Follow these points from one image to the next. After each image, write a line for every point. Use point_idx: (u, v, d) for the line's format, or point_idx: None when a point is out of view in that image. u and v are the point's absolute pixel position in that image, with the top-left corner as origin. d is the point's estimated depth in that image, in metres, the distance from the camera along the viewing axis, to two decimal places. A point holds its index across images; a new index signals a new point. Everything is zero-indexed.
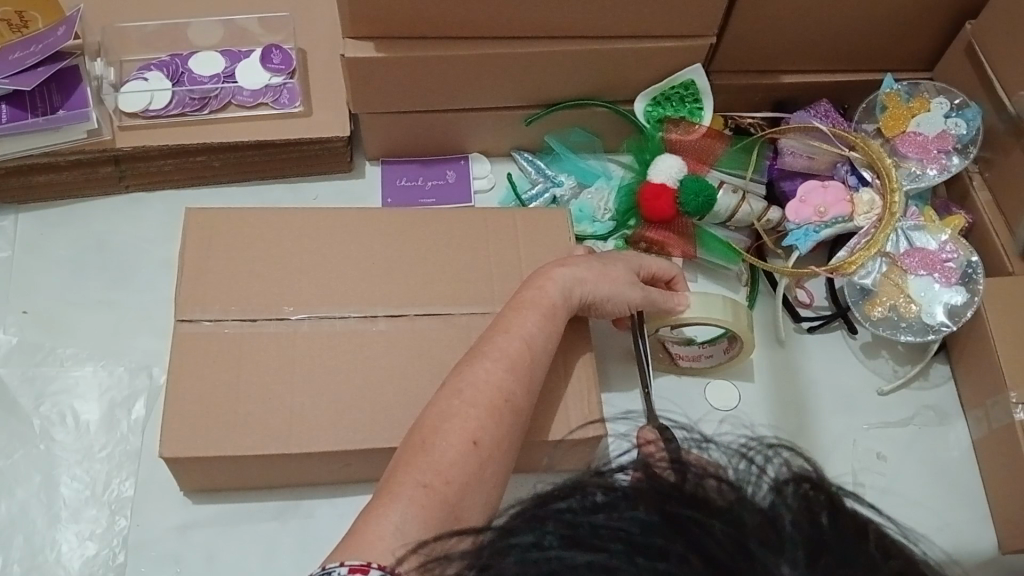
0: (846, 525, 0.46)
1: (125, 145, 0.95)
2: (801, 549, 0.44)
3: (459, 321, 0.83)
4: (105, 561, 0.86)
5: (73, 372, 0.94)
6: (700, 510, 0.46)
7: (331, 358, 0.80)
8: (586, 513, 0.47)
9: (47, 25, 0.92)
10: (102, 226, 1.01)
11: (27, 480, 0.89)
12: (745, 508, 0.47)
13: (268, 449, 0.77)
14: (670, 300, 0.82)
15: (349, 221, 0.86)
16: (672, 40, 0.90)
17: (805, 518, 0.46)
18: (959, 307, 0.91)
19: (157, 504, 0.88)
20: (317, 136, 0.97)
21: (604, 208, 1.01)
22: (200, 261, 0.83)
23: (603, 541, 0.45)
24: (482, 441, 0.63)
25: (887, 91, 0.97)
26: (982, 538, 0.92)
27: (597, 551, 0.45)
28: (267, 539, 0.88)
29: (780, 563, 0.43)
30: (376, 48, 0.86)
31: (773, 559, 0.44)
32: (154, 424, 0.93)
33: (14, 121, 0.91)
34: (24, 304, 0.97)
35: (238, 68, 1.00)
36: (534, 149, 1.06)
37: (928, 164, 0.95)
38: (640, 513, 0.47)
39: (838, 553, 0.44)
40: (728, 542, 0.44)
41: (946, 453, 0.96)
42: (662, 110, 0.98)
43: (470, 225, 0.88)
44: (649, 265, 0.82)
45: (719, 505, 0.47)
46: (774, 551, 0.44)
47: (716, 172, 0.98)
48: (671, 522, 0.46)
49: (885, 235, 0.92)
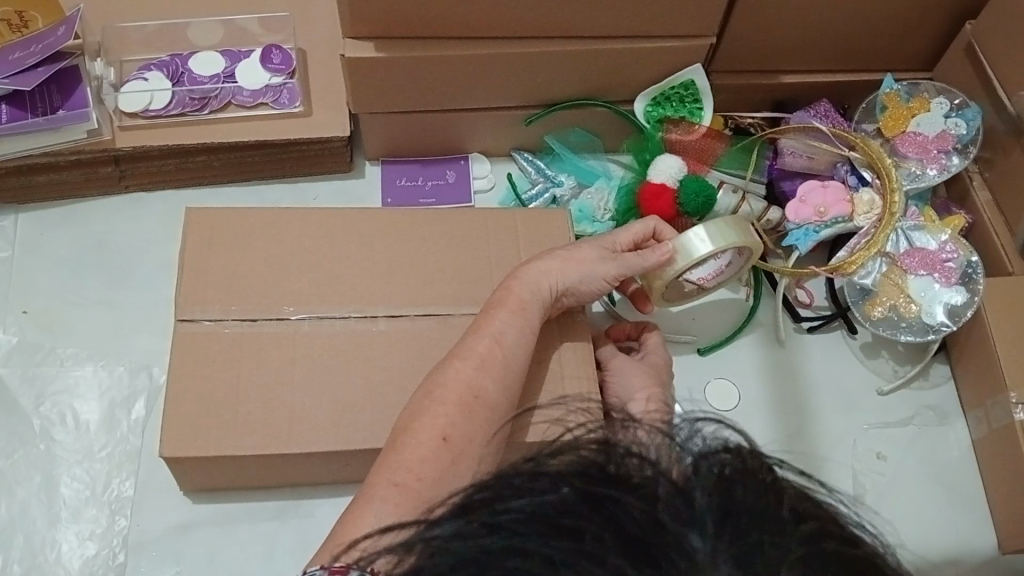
0: (763, 491, 0.47)
1: (125, 145, 0.95)
2: (713, 521, 0.44)
3: (459, 322, 0.83)
4: (105, 561, 0.86)
5: (73, 372, 0.94)
6: (616, 487, 0.47)
7: (331, 358, 0.80)
8: (508, 498, 0.48)
9: (47, 25, 0.92)
10: (102, 226, 1.01)
11: (27, 481, 0.89)
12: (662, 479, 0.47)
13: (267, 449, 0.77)
14: (655, 254, 0.79)
15: (348, 220, 0.86)
16: (672, 41, 0.90)
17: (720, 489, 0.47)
18: (959, 307, 0.91)
19: (157, 504, 0.89)
20: (317, 137, 0.97)
21: (604, 208, 1.00)
22: (200, 262, 0.83)
23: (518, 525, 0.46)
24: (451, 437, 0.63)
25: (887, 91, 0.97)
26: (983, 537, 0.92)
27: (510, 535, 0.46)
28: (268, 538, 0.88)
29: (692, 533, 0.44)
30: (376, 48, 0.86)
31: (685, 529, 0.44)
32: (155, 424, 0.93)
33: (14, 121, 0.91)
34: (24, 304, 0.97)
35: (238, 68, 1.00)
36: (534, 149, 1.06)
37: (928, 164, 0.95)
38: (555, 496, 0.47)
39: (753, 520, 0.45)
40: (643, 516, 0.45)
41: (946, 453, 0.96)
42: (663, 110, 0.98)
43: (469, 225, 0.88)
44: (624, 237, 0.80)
45: (634, 480, 0.47)
46: (687, 521, 0.44)
47: (716, 172, 0.99)
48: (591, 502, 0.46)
49: (886, 236, 0.92)
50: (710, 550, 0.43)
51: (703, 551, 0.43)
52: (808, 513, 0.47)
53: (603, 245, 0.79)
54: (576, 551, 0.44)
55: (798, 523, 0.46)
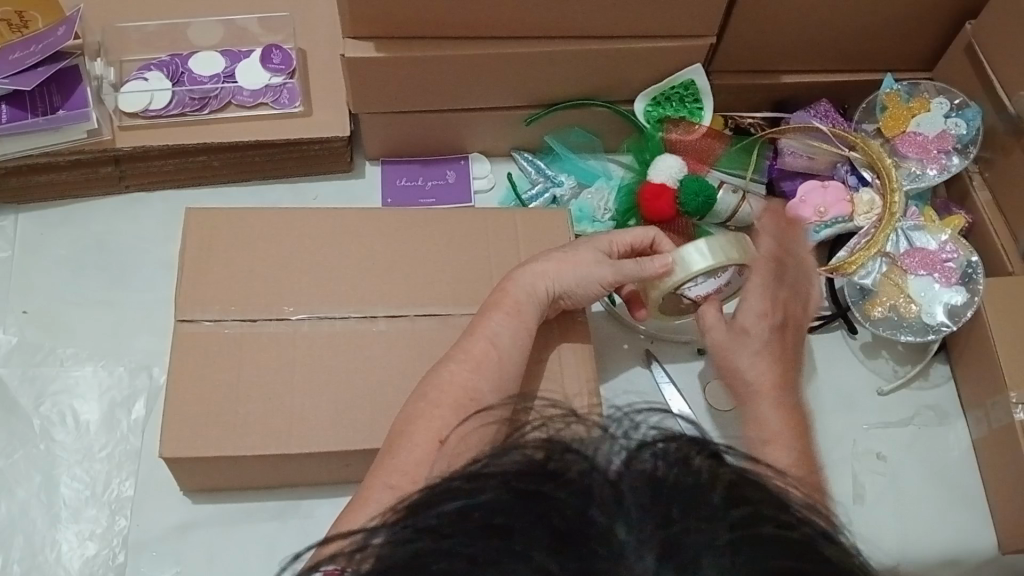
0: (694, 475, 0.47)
1: (125, 145, 0.95)
2: (639, 504, 0.45)
3: (459, 322, 0.83)
4: (105, 561, 0.86)
5: (73, 372, 0.94)
6: (548, 479, 0.48)
7: (331, 358, 0.80)
8: (449, 500, 0.49)
9: (47, 25, 0.92)
10: (102, 226, 1.01)
11: (27, 481, 0.89)
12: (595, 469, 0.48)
13: (267, 449, 0.77)
14: (653, 264, 0.77)
15: (348, 220, 0.86)
16: (672, 41, 0.90)
17: (649, 474, 0.47)
18: (959, 307, 0.91)
19: (157, 504, 0.89)
20: (318, 137, 0.97)
21: (604, 208, 1.00)
22: (200, 262, 0.83)
23: (453, 526, 0.47)
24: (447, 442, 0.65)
25: (887, 91, 0.97)
26: (983, 537, 0.92)
27: (446, 536, 0.47)
28: (268, 538, 0.88)
29: (616, 524, 0.44)
30: (376, 48, 0.86)
31: (610, 519, 0.44)
32: (154, 424, 0.93)
33: (14, 121, 0.91)
34: (24, 304, 0.97)
35: (238, 68, 1.00)
36: (534, 149, 1.06)
37: (928, 164, 0.95)
38: (490, 495, 0.48)
39: (680, 505, 0.45)
40: (571, 510, 0.45)
41: (946, 454, 0.96)
42: (662, 110, 0.98)
43: (469, 224, 0.88)
44: (621, 241, 0.79)
45: (567, 471, 0.48)
46: (612, 510, 0.45)
47: (716, 172, 0.98)
48: (524, 498, 0.47)
49: (885, 236, 0.92)
50: (634, 537, 0.44)
51: (628, 539, 0.43)
52: (740, 494, 0.47)
53: (604, 245, 0.79)
54: (509, 547, 0.45)
55: (728, 504, 0.46)
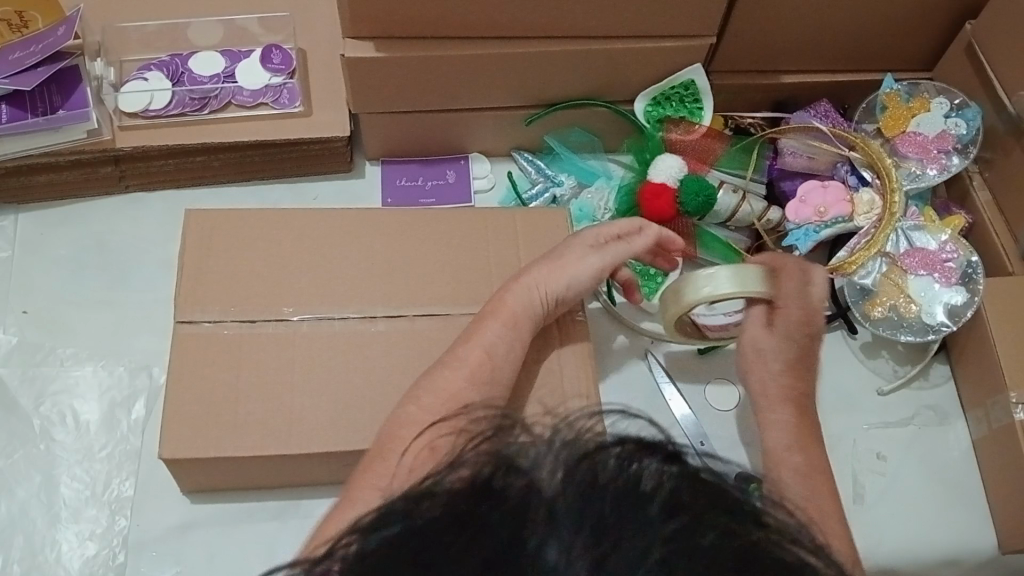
0: (630, 489, 0.49)
1: (125, 145, 0.95)
2: (572, 523, 0.47)
3: (459, 322, 0.83)
4: (105, 561, 0.86)
5: (73, 372, 0.94)
6: (492, 498, 0.50)
7: (330, 358, 0.80)
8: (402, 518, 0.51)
9: (47, 25, 0.91)
10: (102, 226, 1.01)
11: (27, 480, 0.89)
12: (537, 485, 0.50)
13: (267, 449, 0.77)
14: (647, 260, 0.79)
15: (348, 220, 0.86)
16: (672, 41, 0.90)
17: (588, 489, 0.49)
18: (959, 307, 0.91)
19: (157, 504, 0.89)
20: (318, 137, 0.97)
21: (604, 208, 1.01)
22: (200, 262, 0.83)
23: (402, 546, 0.49)
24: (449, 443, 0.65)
25: (887, 91, 0.97)
26: (984, 537, 0.92)
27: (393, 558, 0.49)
28: (268, 539, 0.88)
29: (550, 543, 0.46)
30: (377, 48, 0.86)
31: (546, 539, 0.47)
32: (155, 424, 0.93)
33: (14, 121, 0.91)
34: (24, 304, 0.97)
35: (238, 68, 1.00)
36: (534, 149, 1.06)
37: (928, 164, 0.95)
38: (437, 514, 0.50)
39: (612, 524, 0.47)
40: (509, 529, 0.47)
41: (946, 453, 0.96)
42: (662, 110, 0.98)
43: (469, 224, 0.87)
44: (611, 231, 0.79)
45: (512, 488, 0.50)
46: (548, 528, 0.47)
47: (716, 172, 0.98)
48: (463, 517, 0.49)
49: (885, 235, 0.92)
50: (565, 557, 0.46)
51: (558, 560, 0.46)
52: (681, 505, 0.49)
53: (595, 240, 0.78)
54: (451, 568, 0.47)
55: (664, 517, 0.48)
